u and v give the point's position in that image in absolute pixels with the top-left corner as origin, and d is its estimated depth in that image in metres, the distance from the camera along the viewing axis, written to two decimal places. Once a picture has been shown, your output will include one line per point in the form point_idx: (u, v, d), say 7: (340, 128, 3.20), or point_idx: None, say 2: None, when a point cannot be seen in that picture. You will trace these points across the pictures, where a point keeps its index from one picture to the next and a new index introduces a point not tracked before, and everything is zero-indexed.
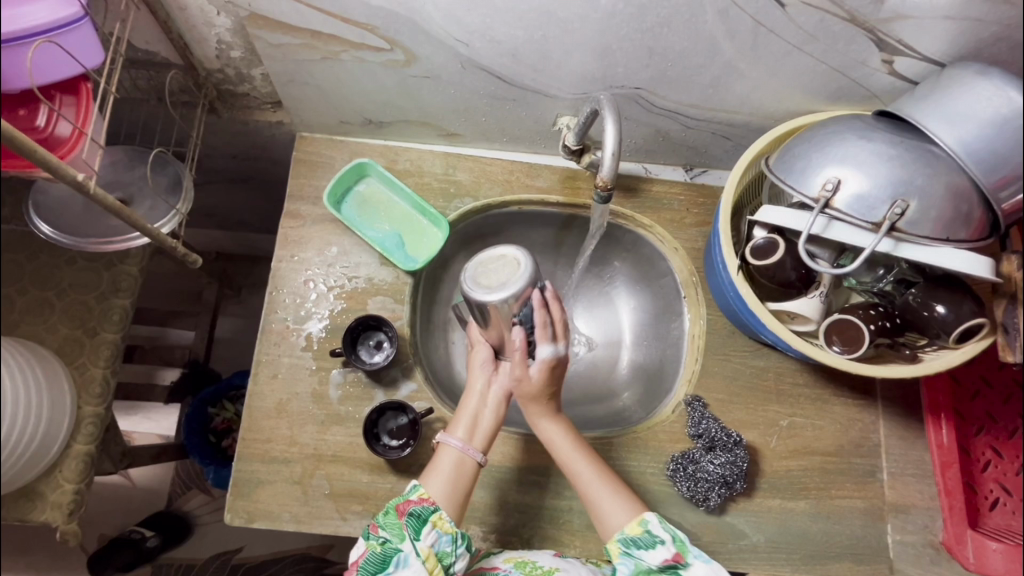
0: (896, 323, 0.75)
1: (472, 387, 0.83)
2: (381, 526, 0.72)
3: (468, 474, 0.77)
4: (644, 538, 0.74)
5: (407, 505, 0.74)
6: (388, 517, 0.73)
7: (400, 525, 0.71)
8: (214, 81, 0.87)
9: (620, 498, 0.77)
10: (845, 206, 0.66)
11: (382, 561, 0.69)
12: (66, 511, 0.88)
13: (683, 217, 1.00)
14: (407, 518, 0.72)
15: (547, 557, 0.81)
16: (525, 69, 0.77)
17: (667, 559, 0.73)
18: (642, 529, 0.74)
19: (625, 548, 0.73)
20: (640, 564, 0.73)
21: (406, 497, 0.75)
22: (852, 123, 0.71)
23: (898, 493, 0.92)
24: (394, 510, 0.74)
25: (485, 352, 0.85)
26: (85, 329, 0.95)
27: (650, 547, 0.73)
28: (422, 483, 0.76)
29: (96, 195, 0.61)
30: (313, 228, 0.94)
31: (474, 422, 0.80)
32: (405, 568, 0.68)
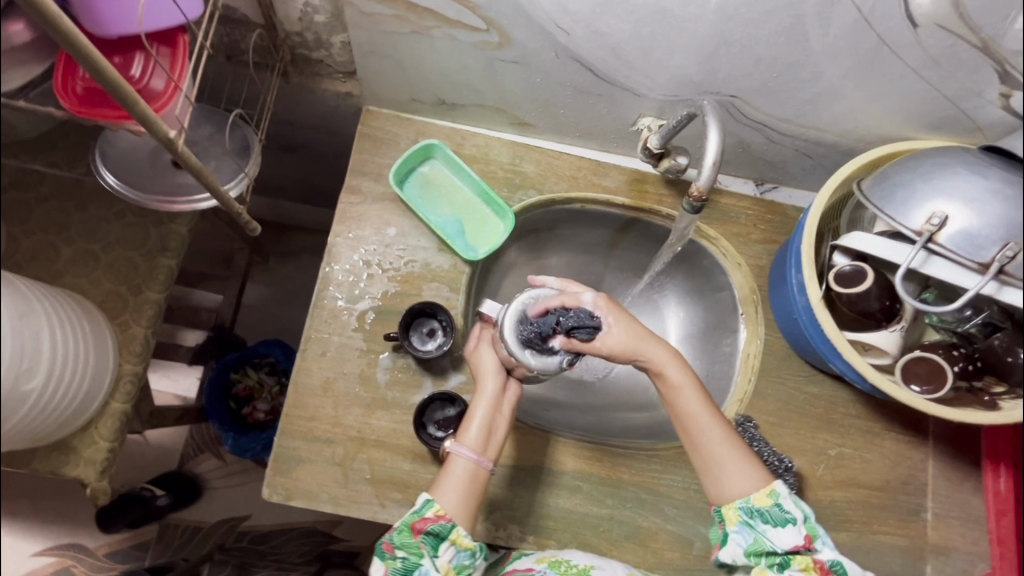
0: (976, 366, 0.74)
1: (482, 392, 0.78)
2: (397, 546, 0.70)
3: (478, 485, 0.74)
4: (772, 512, 0.68)
5: (423, 520, 0.71)
6: (404, 534, 0.71)
7: (419, 543, 0.70)
8: (290, 44, 0.84)
9: (740, 460, 0.71)
10: (950, 242, 0.64)
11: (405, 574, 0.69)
12: (98, 468, 0.87)
13: (749, 232, 0.98)
14: (424, 535, 0.70)
15: (581, 556, 0.80)
16: (621, 65, 0.74)
17: (795, 540, 0.67)
18: (772, 501, 0.68)
19: (748, 518, 0.69)
20: (760, 538, 0.68)
21: (419, 514, 0.72)
22: (962, 155, 0.67)
23: (940, 534, 0.91)
24: (410, 527, 0.71)
25: (492, 355, 0.80)
26: (129, 285, 0.93)
27: (779, 525, 0.68)
28: (433, 496, 0.73)
29: (182, 153, 0.58)
30: (373, 206, 0.92)
31: (487, 431, 0.77)
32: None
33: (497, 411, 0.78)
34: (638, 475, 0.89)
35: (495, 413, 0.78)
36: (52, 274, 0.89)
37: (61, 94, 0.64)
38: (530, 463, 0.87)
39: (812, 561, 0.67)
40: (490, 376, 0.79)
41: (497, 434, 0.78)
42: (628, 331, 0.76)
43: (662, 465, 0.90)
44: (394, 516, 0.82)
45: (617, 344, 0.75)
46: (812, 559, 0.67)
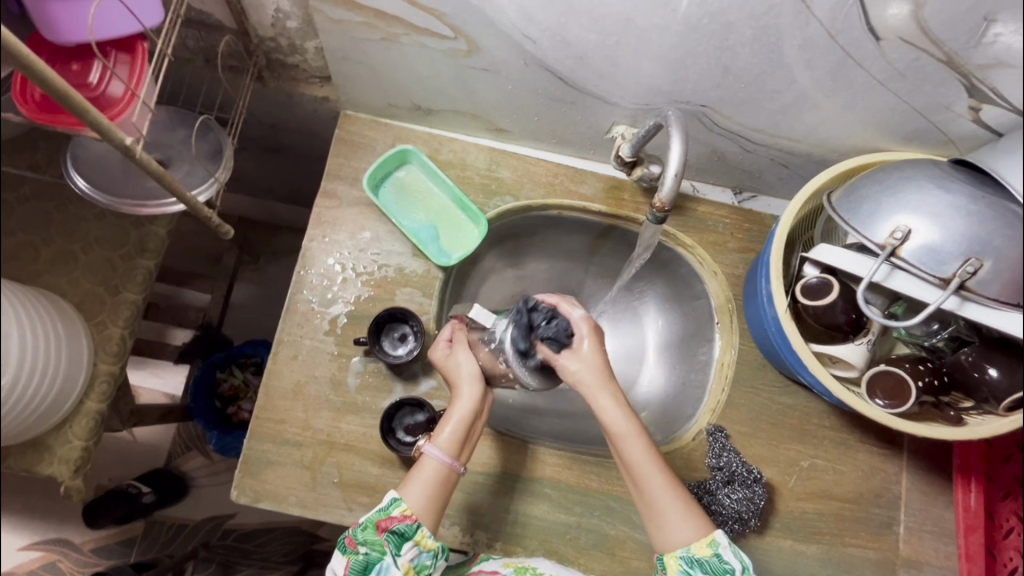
0: (943, 381, 0.73)
1: (459, 395, 0.75)
2: (359, 541, 0.69)
3: (447, 488, 0.73)
4: (711, 562, 0.68)
5: (389, 519, 0.70)
6: (368, 529, 0.70)
7: (382, 540, 0.69)
8: (265, 48, 0.84)
9: (686, 511, 0.71)
10: (913, 256, 0.64)
11: (365, 569, 0.68)
12: (72, 467, 0.87)
13: (726, 241, 0.97)
14: (388, 534, 0.69)
15: (547, 564, 0.80)
16: (590, 74, 0.74)
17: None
18: (711, 552, 0.69)
19: (687, 567, 0.68)
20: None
21: (386, 512, 0.70)
22: (928, 169, 0.67)
23: (912, 548, 0.90)
24: (374, 523, 0.70)
25: (471, 361, 0.77)
26: (107, 286, 0.93)
27: (717, 574, 0.68)
28: (400, 494, 0.71)
29: (140, 159, 0.59)
30: (348, 210, 0.92)
31: (461, 433, 0.74)
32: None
33: (474, 419, 0.76)
34: (608, 484, 0.89)
35: (470, 422, 0.75)
36: (30, 273, 0.90)
37: (20, 102, 0.65)
38: (500, 469, 0.87)
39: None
40: (468, 386, 0.76)
41: (470, 441, 0.76)
42: (591, 364, 0.72)
43: None
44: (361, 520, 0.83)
45: (576, 373, 0.72)
46: None
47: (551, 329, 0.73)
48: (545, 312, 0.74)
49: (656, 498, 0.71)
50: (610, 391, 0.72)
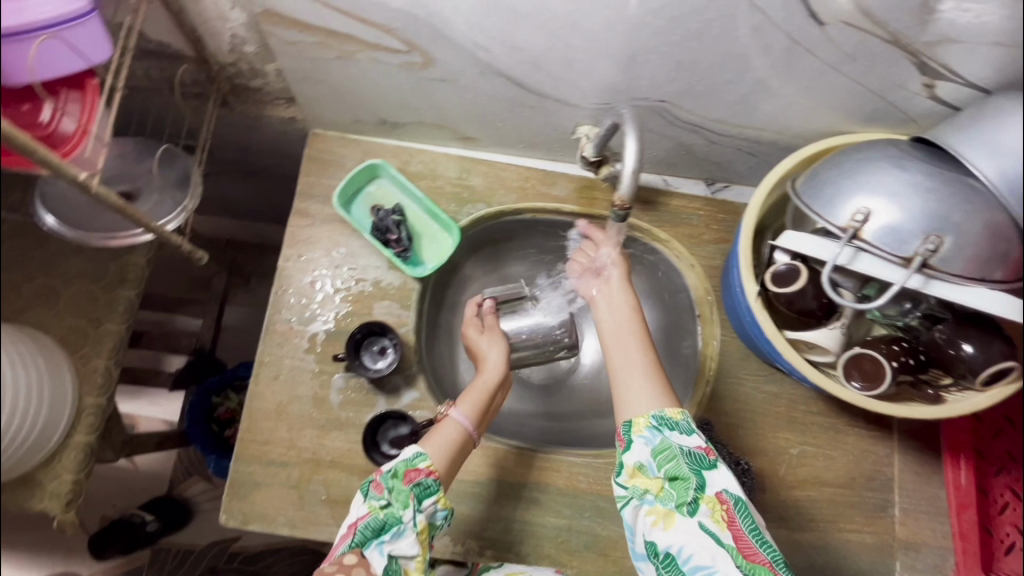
0: (920, 360, 0.72)
1: (486, 372, 0.85)
2: (385, 488, 0.68)
3: (463, 447, 0.77)
4: (681, 424, 0.70)
5: (413, 472, 0.70)
6: (394, 478, 0.69)
7: (408, 492, 0.68)
8: (227, 74, 0.85)
9: (653, 380, 0.74)
10: (875, 237, 0.63)
11: (381, 528, 0.66)
12: (64, 500, 0.88)
13: (701, 233, 0.97)
14: (414, 486, 0.68)
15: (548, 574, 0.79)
16: (546, 77, 0.75)
17: (698, 448, 0.68)
18: (681, 415, 0.70)
19: (656, 424, 0.69)
20: (668, 443, 0.68)
21: (411, 463, 0.70)
22: (886, 149, 0.67)
23: (910, 529, 0.89)
24: (400, 474, 0.69)
25: (500, 351, 0.88)
26: (89, 319, 0.94)
27: (686, 432, 0.69)
28: (422, 447, 0.73)
29: (98, 193, 0.60)
30: (321, 228, 0.92)
31: (483, 406, 0.81)
32: (401, 539, 0.66)
33: (495, 391, 0.84)
34: (597, 484, 0.89)
35: (490, 393, 0.83)
36: (13, 310, 0.90)
37: None
38: (488, 476, 0.87)
39: (716, 501, 0.65)
40: (497, 362, 0.87)
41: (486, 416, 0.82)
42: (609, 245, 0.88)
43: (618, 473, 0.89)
44: None
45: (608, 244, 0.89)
46: (717, 498, 0.65)
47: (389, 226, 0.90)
48: (394, 220, 0.90)
49: (619, 364, 0.77)
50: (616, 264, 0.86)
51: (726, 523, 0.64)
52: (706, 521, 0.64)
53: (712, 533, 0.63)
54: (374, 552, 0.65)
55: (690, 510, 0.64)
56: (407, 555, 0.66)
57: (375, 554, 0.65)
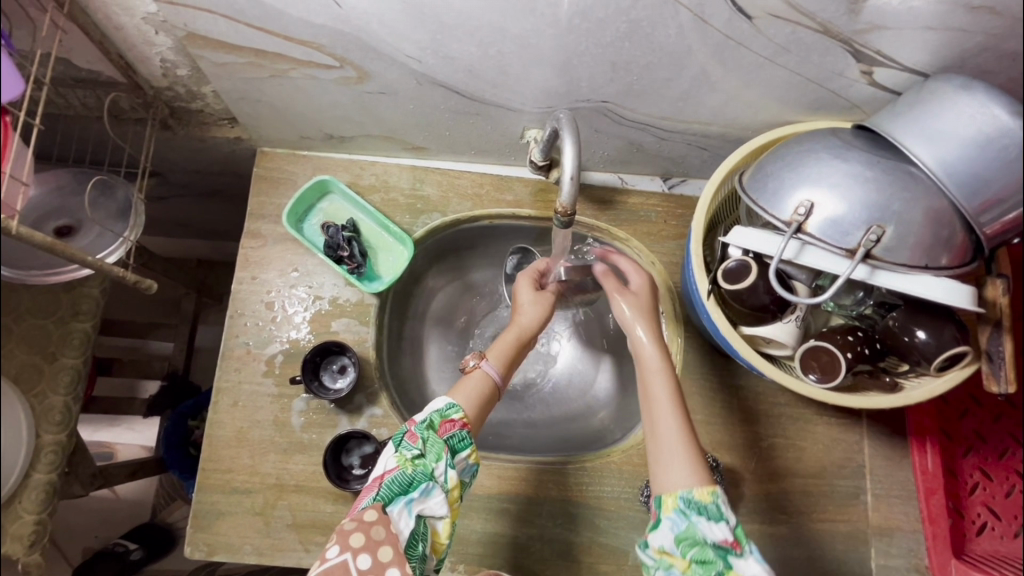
0: (876, 348, 0.72)
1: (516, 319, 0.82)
2: (419, 438, 0.66)
3: (491, 397, 0.75)
4: (711, 508, 0.62)
5: (448, 424, 0.68)
6: (429, 430, 0.67)
7: (442, 445, 0.66)
8: (164, 98, 0.83)
9: (685, 451, 0.66)
10: (819, 230, 0.62)
11: (410, 484, 0.63)
12: (27, 542, 0.85)
13: (660, 229, 0.96)
14: (449, 439, 0.67)
15: None
16: (484, 84, 0.73)
17: (725, 540, 0.62)
18: (709, 497, 0.63)
19: (683, 507, 0.63)
20: (693, 530, 0.62)
21: (445, 415, 0.69)
22: (827, 139, 0.66)
23: (882, 516, 0.89)
24: (434, 425, 0.68)
25: (532, 295, 0.84)
26: (44, 354, 0.90)
27: (714, 520, 0.62)
28: (452, 400, 0.71)
29: (20, 234, 0.58)
30: (274, 248, 0.91)
31: (511, 357, 0.78)
32: (430, 498, 0.64)
33: (527, 342, 0.81)
34: (567, 490, 0.88)
35: (523, 342, 0.80)
36: None
37: None
38: None
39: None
40: (536, 310, 0.83)
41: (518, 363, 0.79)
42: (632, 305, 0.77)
43: (588, 477, 0.89)
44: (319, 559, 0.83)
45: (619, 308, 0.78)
46: None
47: (337, 237, 0.88)
48: (343, 232, 0.89)
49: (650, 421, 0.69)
50: (638, 319, 0.76)
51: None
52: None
53: None
54: (401, 509, 0.63)
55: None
56: (435, 514, 0.64)
57: (402, 511, 0.63)
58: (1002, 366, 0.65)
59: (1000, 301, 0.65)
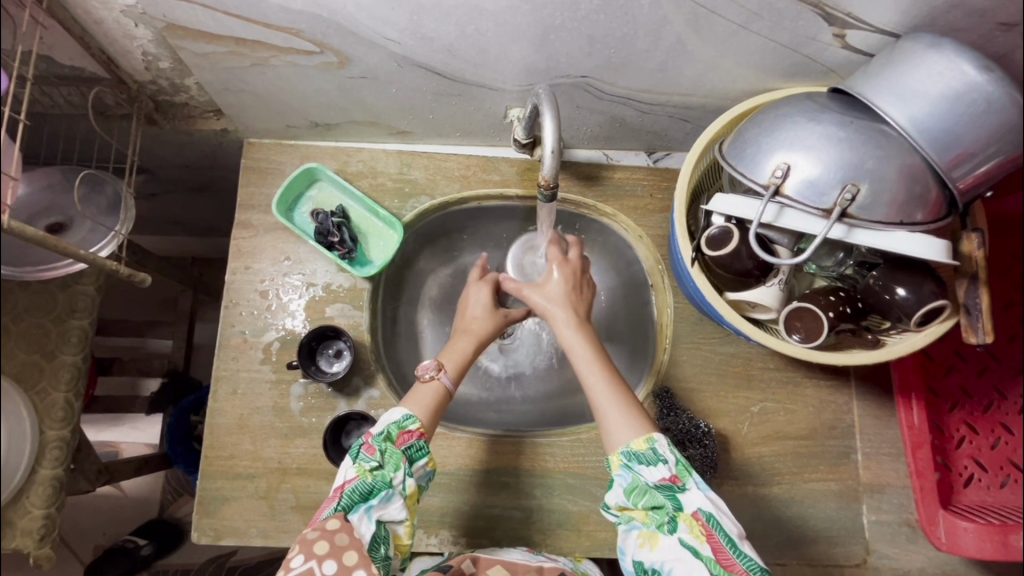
0: (858, 307, 0.73)
1: (464, 318, 0.87)
2: (376, 449, 0.68)
3: (445, 404, 0.78)
4: (648, 454, 0.68)
5: (405, 435, 0.70)
6: (386, 441, 0.69)
7: (399, 454, 0.69)
8: (148, 92, 0.84)
9: (625, 412, 0.72)
10: (796, 192, 0.64)
11: (370, 492, 0.66)
12: (37, 536, 0.88)
13: (647, 203, 0.97)
14: (406, 449, 0.70)
15: (518, 553, 0.80)
16: (464, 64, 0.74)
17: (665, 480, 0.67)
18: (648, 445, 0.69)
19: (626, 461, 0.69)
20: (638, 480, 0.68)
21: (402, 426, 0.71)
22: (803, 103, 0.68)
23: (872, 473, 0.92)
24: (392, 437, 0.70)
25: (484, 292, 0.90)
26: (43, 353, 0.92)
27: (652, 464, 0.68)
28: (409, 409, 0.74)
29: (12, 228, 0.59)
30: (265, 237, 0.92)
31: (463, 362, 0.81)
32: (390, 504, 0.67)
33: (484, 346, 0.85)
34: (564, 462, 0.90)
35: (479, 347, 0.85)
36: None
37: None
38: (457, 466, 0.89)
39: (693, 518, 0.66)
40: (482, 311, 0.88)
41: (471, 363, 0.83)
42: (552, 292, 0.83)
43: (584, 448, 0.91)
44: None
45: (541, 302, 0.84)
46: (692, 514, 0.66)
47: (326, 223, 0.89)
48: (332, 219, 0.90)
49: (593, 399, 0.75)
50: (553, 306, 0.82)
51: (705, 539, 0.64)
52: (686, 538, 0.65)
53: (690, 547, 0.64)
54: (361, 515, 0.65)
55: (670, 528, 0.66)
56: (394, 518, 0.67)
57: (362, 518, 0.65)
58: (980, 318, 0.67)
59: (975, 254, 0.68)
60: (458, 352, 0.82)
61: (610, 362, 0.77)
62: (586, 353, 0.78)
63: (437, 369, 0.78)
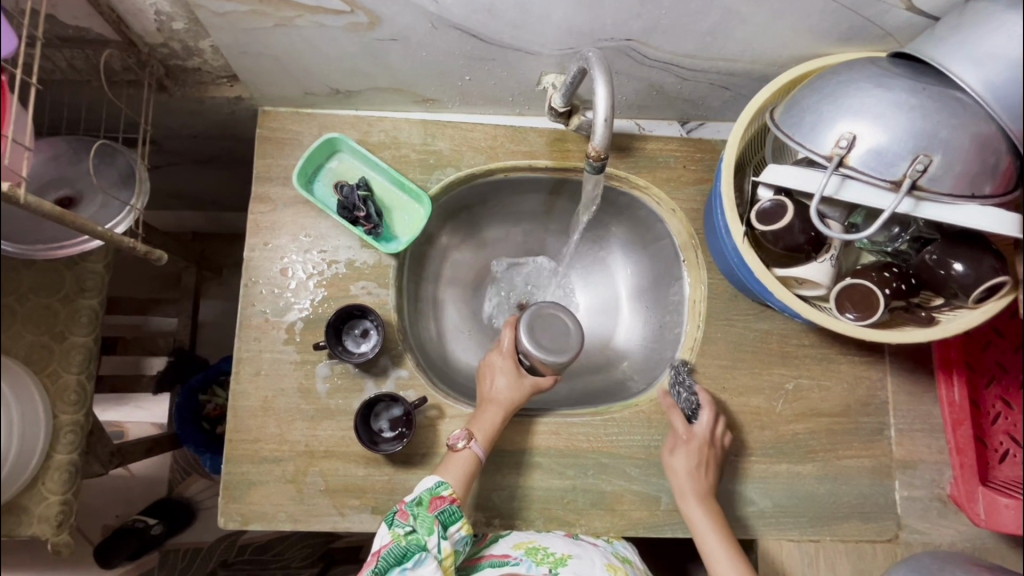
0: (912, 284, 0.71)
1: (487, 384, 0.87)
2: (410, 514, 0.75)
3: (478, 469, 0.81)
4: None
5: (438, 499, 0.75)
6: (420, 506, 0.75)
7: (433, 519, 0.74)
8: (158, 56, 0.78)
9: (737, 569, 0.78)
10: (861, 163, 0.61)
11: (404, 555, 0.72)
12: (55, 522, 0.84)
13: (680, 175, 0.94)
14: (439, 513, 0.74)
15: (559, 543, 0.83)
16: (503, 26, 0.70)
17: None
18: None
19: None
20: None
21: (435, 492, 0.76)
22: (866, 68, 0.64)
23: (906, 449, 0.91)
24: (424, 502, 0.75)
25: (501, 360, 0.88)
26: (52, 333, 0.88)
27: None
28: (442, 476, 0.78)
29: (29, 203, 0.55)
30: (284, 212, 0.87)
31: (495, 428, 0.82)
32: (422, 566, 0.72)
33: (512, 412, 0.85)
34: (598, 441, 0.88)
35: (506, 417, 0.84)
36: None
37: None
38: (489, 447, 0.86)
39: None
40: (505, 379, 0.87)
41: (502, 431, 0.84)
42: (682, 472, 0.83)
43: (618, 426, 0.89)
44: (355, 522, 0.83)
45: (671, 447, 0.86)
46: None
47: (348, 196, 0.85)
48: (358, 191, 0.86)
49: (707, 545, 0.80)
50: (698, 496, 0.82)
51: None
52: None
53: None
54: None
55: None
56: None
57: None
58: None
59: None
60: (484, 421, 0.82)
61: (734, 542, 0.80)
62: (717, 547, 0.79)
63: (468, 438, 0.80)
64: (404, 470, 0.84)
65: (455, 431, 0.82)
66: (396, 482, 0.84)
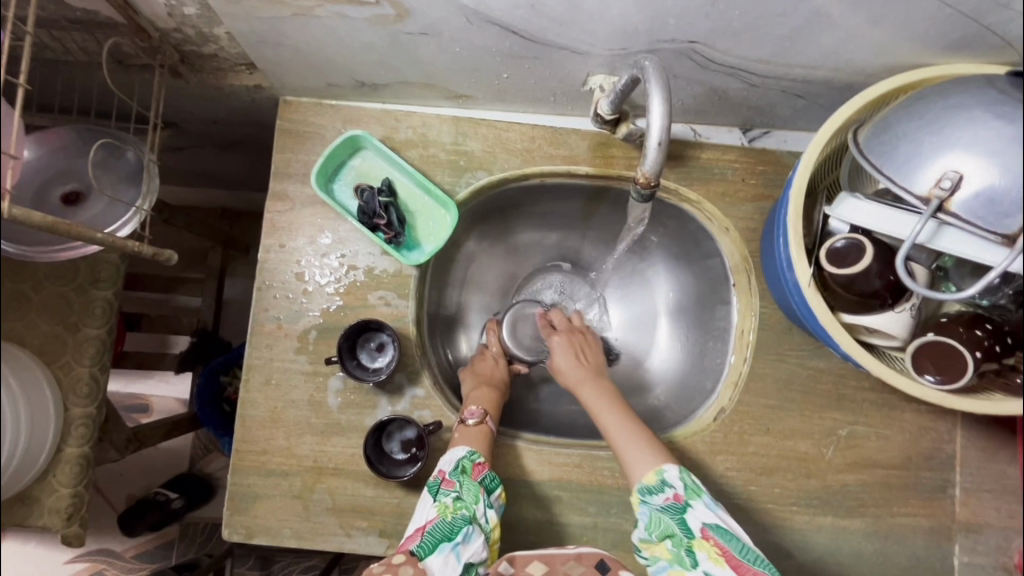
0: (1007, 343, 0.60)
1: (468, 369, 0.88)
2: (454, 482, 0.69)
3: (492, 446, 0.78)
4: (656, 485, 0.67)
5: (478, 467, 0.71)
6: (463, 474, 0.70)
7: (478, 487, 0.70)
8: (172, 41, 0.72)
9: (645, 446, 0.71)
10: (968, 211, 0.51)
11: (451, 531, 0.65)
12: (65, 515, 0.74)
13: (737, 189, 0.84)
14: (482, 481, 0.70)
15: None
16: (548, 22, 0.62)
17: (671, 500, 0.66)
18: (657, 477, 0.67)
19: (641, 496, 0.67)
20: (650, 512, 0.66)
21: (473, 459, 0.72)
22: (983, 92, 0.53)
23: (970, 510, 0.82)
24: (467, 469, 0.71)
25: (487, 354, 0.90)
26: (65, 323, 0.77)
27: (658, 491, 0.66)
28: (471, 445, 0.74)
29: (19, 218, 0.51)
30: (303, 212, 0.81)
31: (494, 402, 0.81)
32: (472, 542, 0.66)
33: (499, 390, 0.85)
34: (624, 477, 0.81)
35: (501, 395, 0.84)
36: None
37: None
38: (505, 476, 0.81)
39: (704, 540, 0.63)
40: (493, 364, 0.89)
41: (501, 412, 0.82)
42: (564, 356, 0.84)
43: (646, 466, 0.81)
44: (361, 545, 0.79)
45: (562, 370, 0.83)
46: (706, 539, 0.63)
47: (365, 199, 0.79)
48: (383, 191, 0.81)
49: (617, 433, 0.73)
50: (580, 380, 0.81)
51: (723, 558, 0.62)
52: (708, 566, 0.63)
53: None
54: (447, 556, 0.64)
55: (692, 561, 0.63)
56: (477, 557, 0.66)
57: (448, 557, 0.64)
58: None
59: None
60: (487, 399, 0.81)
61: (629, 412, 0.76)
62: (609, 416, 0.75)
63: (484, 415, 0.78)
64: (415, 494, 0.79)
65: (468, 408, 0.78)
66: (406, 506, 0.79)
